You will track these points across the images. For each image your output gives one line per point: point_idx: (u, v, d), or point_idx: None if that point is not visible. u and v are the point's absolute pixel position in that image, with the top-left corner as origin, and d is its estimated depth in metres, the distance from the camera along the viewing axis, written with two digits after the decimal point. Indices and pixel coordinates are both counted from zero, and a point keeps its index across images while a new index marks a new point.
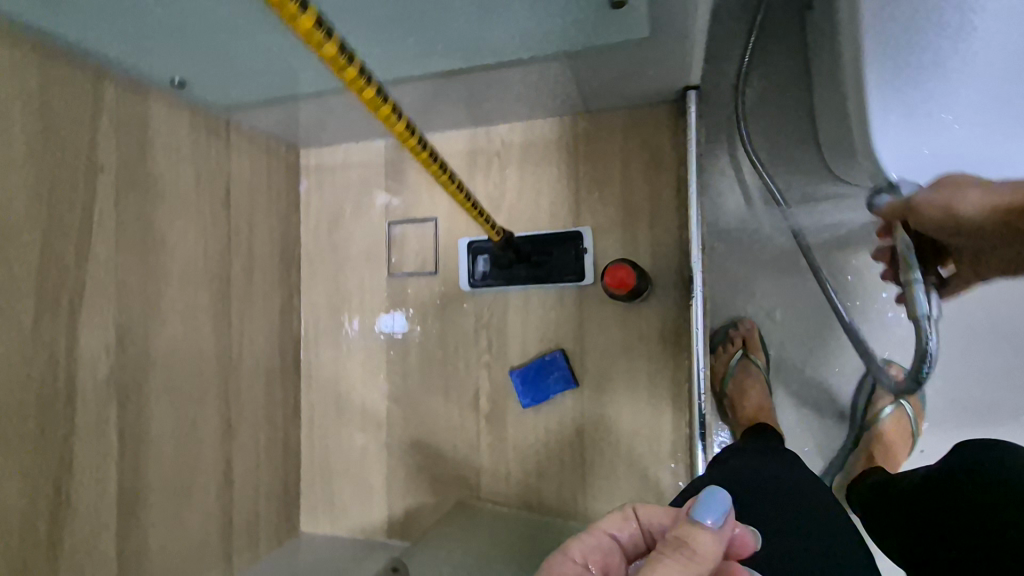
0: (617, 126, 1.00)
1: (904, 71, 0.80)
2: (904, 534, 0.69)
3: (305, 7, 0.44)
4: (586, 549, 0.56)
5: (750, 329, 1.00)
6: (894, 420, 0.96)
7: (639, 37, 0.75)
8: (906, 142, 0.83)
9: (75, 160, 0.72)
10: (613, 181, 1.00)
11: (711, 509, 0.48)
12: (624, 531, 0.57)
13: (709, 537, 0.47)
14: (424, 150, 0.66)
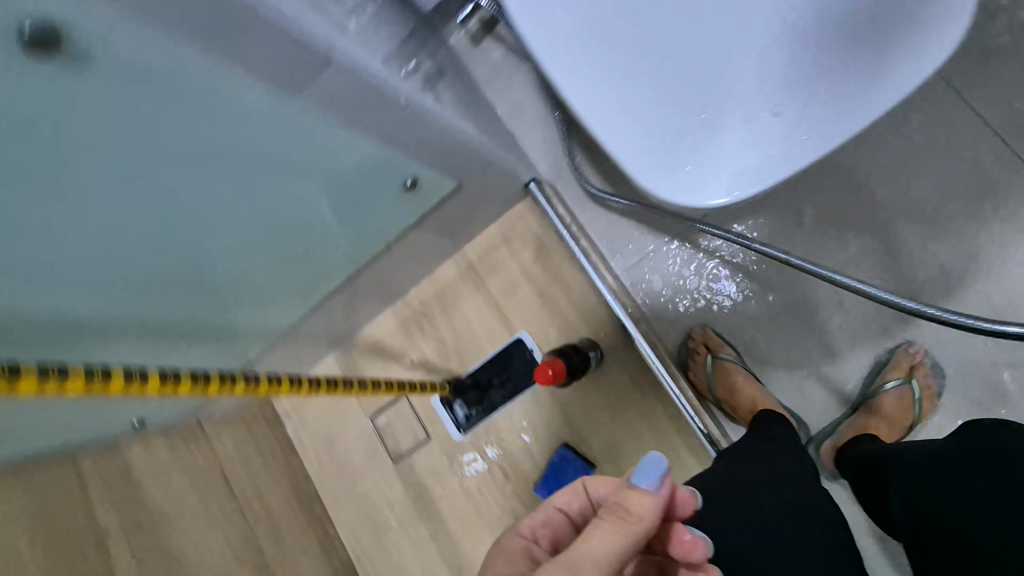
0: (497, 238, 1.11)
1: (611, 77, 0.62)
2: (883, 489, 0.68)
3: (147, 376, 0.52)
4: (538, 523, 0.60)
5: (706, 331, 1.00)
6: (897, 399, 0.89)
7: (451, 186, 0.88)
8: (660, 165, 0.61)
9: (82, 539, 0.81)
10: (520, 281, 1.09)
11: (648, 473, 0.51)
12: (573, 504, 0.61)
13: (645, 499, 0.51)
14: (321, 384, 0.75)
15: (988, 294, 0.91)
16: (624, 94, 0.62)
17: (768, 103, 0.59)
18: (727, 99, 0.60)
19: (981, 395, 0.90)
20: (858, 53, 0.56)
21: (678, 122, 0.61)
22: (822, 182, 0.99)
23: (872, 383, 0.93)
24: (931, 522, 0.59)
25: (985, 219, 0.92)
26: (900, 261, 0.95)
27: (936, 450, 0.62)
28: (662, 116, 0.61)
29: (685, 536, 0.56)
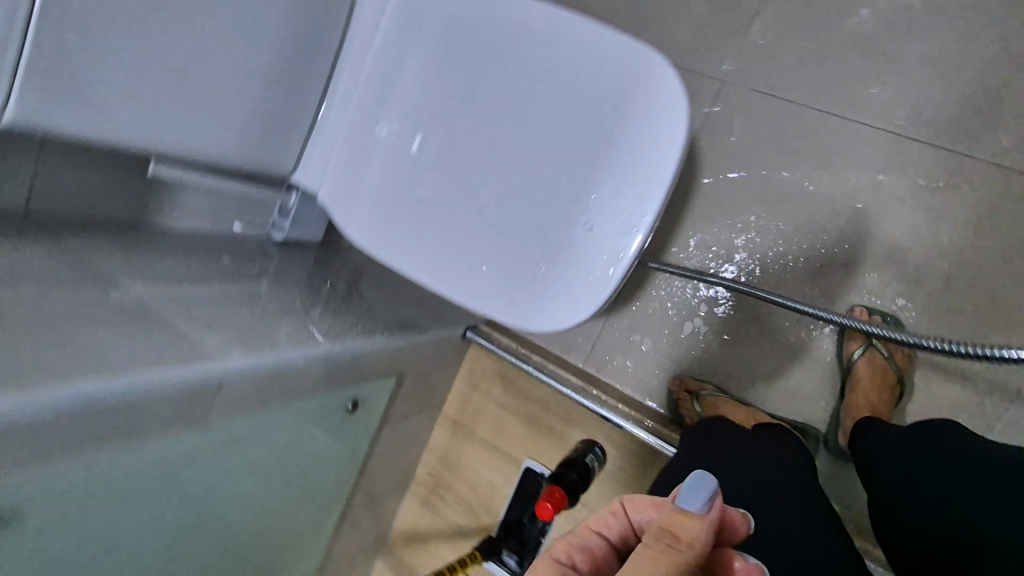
0: (465, 388, 1.18)
1: (464, 208, 0.73)
2: (888, 480, 0.63)
3: None
4: (574, 548, 0.44)
5: (680, 376, 1.03)
6: (870, 365, 0.90)
7: (389, 376, 0.97)
8: (515, 272, 0.70)
9: None
10: (502, 416, 1.14)
11: (696, 492, 0.40)
12: (611, 525, 0.46)
13: (694, 527, 0.38)
14: None
15: (895, 234, 0.91)
16: (452, 275, 0.73)
17: (558, 243, 0.68)
18: (529, 248, 0.69)
19: (954, 320, 0.88)
20: (608, 179, 0.65)
21: (500, 282, 0.71)
22: (702, 203, 1.02)
23: (842, 357, 0.94)
24: (915, 519, 0.58)
25: (859, 164, 0.93)
26: (801, 242, 0.96)
27: (932, 437, 0.63)
28: (487, 282, 0.72)
29: (737, 565, 0.40)
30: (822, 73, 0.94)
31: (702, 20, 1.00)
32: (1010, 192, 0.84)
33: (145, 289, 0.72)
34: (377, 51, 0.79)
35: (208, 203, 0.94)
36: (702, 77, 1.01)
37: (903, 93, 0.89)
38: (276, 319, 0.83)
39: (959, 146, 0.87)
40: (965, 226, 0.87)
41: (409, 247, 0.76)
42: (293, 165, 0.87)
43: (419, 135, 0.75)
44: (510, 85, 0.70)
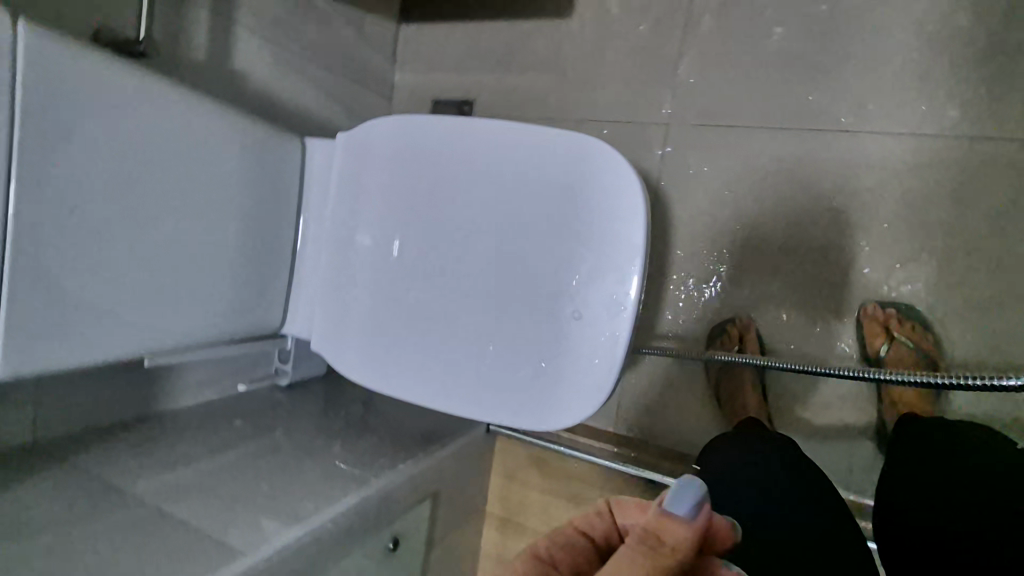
0: (503, 482, 1.15)
1: (454, 303, 0.75)
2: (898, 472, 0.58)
3: None
4: (553, 545, 0.34)
5: (748, 324, 0.96)
6: (899, 361, 0.85)
7: (422, 501, 0.95)
8: (517, 360, 0.73)
9: None
10: (546, 503, 1.10)
11: (681, 495, 0.30)
12: (597, 527, 0.35)
13: (680, 532, 0.29)
14: None
15: (878, 226, 0.90)
16: (457, 392, 0.75)
17: (552, 338, 0.71)
18: (526, 350, 0.72)
19: (968, 298, 0.86)
20: (585, 269, 0.69)
21: (506, 388, 0.73)
22: (682, 242, 1.02)
23: (865, 354, 0.89)
24: (906, 524, 0.53)
25: (823, 168, 0.93)
26: (790, 256, 0.95)
27: (943, 431, 0.59)
28: (493, 390, 0.74)
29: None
30: (757, 93, 0.96)
31: (631, 73, 1.04)
32: (972, 161, 0.85)
33: (165, 487, 0.73)
34: (338, 197, 0.84)
35: (208, 372, 0.95)
36: (647, 124, 1.03)
37: (839, 93, 0.91)
38: (299, 475, 0.83)
39: (910, 129, 0.88)
40: (941, 203, 0.86)
41: (409, 374, 0.78)
42: (281, 317, 0.91)
43: (398, 239, 0.78)
44: (474, 180, 0.74)
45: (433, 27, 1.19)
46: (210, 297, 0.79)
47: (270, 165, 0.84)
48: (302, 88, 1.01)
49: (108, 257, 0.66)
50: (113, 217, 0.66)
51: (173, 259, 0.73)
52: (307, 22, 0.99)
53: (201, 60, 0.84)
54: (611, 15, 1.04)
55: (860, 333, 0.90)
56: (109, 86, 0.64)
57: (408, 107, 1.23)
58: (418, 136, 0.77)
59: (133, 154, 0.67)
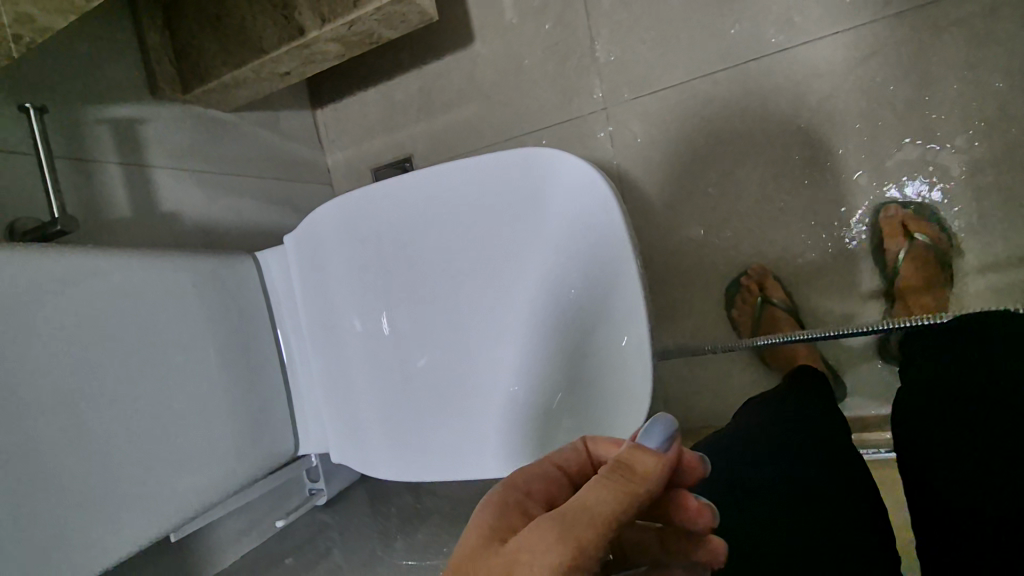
0: None
1: (461, 358, 0.71)
2: (938, 396, 0.50)
3: None
4: (533, 476, 0.37)
5: (763, 271, 0.90)
6: (915, 267, 0.81)
7: None
8: (545, 394, 0.68)
9: None
10: None
11: (655, 431, 0.34)
12: (573, 459, 0.39)
13: (651, 460, 0.32)
14: None
15: (848, 130, 0.86)
16: (494, 453, 0.70)
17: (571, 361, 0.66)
18: (549, 384, 0.67)
19: (966, 166, 0.81)
20: (579, 282, 0.65)
21: (543, 430, 0.68)
22: (661, 214, 0.98)
23: (883, 264, 0.85)
24: (921, 458, 0.49)
25: (772, 93, 0.89)
26: (776, 189, 0.91)
27: (971, 350, 0.51)
28: (529, 438, 0.69)
29: (690, 503, 0.36)
30: (680, 46, 0.93)
31: (551, 73, 1.01)
32: (916, 34, 0.81)
33: None
34: (307, 300, 0.80)
35: (241, 521, 0.89)
36: (584, 114, 1.00)
37: (759, 16, 0.88)
38: None
39: (842, 25, 0.85)
40: (903, 85, 0.83)
41: (440, 453, 0.73)
42: (295, 441, 0.86)
43: (384, 314, 0.74)
44: (436, 228, 0.70)
45: (346, 100, 1.17)
46: (215, 449, 0.74)
47: (231, 292, 0.80)
48: (239, 204, 0.98)
49: (90, 449, 0.61)
50: (82, 406, 0.61)
51: (162, 426, 0.68)
52: (220, 140, 0.97)
53: (126, 214, 0.80)
54: (511, 26, 1.02)
55: (877, 237, 0.85)
56: (35, 275, 0.60)
57: (351, 183, 1.20)
58: (364, 209, 0.73)
59: (83, 335, 0.62)
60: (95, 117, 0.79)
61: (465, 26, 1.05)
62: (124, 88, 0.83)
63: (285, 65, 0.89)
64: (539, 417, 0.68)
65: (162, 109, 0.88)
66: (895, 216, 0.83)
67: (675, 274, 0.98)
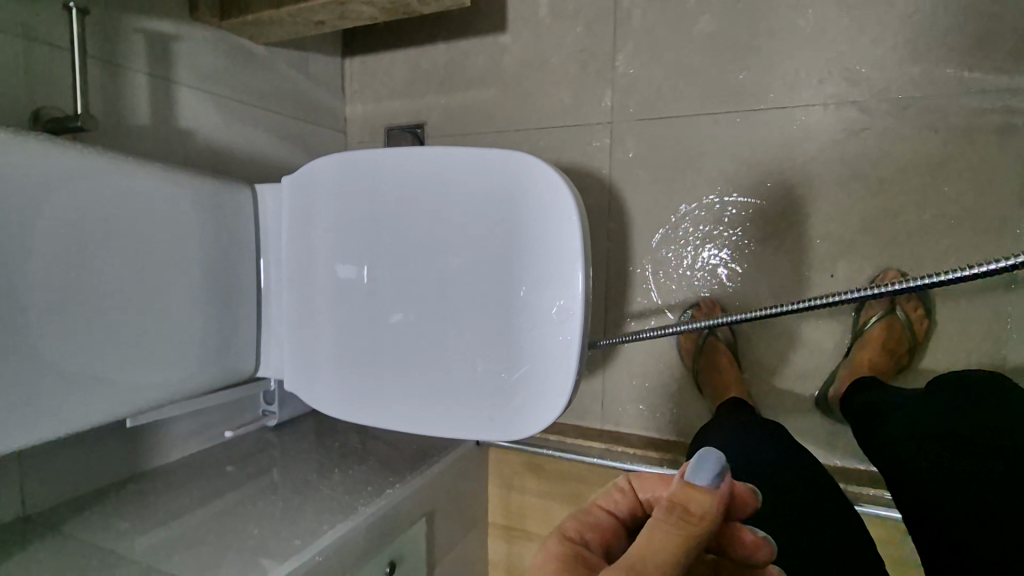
0: (501, 488, 1.18)
1: (420, 323, 0.77)
2: (913, 447, 0.54)
3: None
4: (585, 527, 0.35)
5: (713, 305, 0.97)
6: (884, 328, 0.88)
7: (419, 520, 0.97)
8: (486, 373, 0.75)
9: None
10: (542, 504, 1.13)
11: (705, 467, 0.33)
12: (620, 504, 0.37)
13: (706, 500, 0.31)
14: None
15: (823, 196, 0.91)
16: (427, 413, 0.78)
17: (510, 349, 0.73)
18: (487, 364, 0.75)
19: (918, 252, 0.87)
20: (535, 278, 0.71)
21: (472, 402, 0.76)
22: (638, 232, 1.04)
23: (856, 323, 0.92)
24: (906, 508, 0.52)
25: (764, 145, 0.94)
26: (745, 233, 0.96)
27: (937, 405, 0.55)
28: (461, 406, 0.76)
29: (746, 538, 0.34)
30: (692, 80, 0.98)
31: (569, 77, 1.06)
32: (907, 121, 0.86)
33: (161, 544, 0.75)
34: (292, 238, 0.87)
35: (194, 423, 0.97)
36: (590, 123, 1.05)
37: (770, 70, 0.93)
38: (292, 513, 0.85)
39: (842, 98, 0.90)
40: (882, 165, 0.88)
41: (379, 401, 0.80)
42: (255, 362, 0.93)
43: (361, 267, 0.80)
44: (421, 200, 0.76)
45: (375, 56, 1.22)
46: (180, 353, 0.80)
47: (225, 215, 0.86)
48: (253, 134, 1.04)
49: (71, 328, 0.67)
50: (74, 290, 0.67)
51: (136, 323, 0.74)
52: (247, 70, 1.02)
53: (144, 122, 0.86)
54: (543, 24, 1.06)
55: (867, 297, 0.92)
56: (48, 164, 0.64)
57: (364, 137, 1.25)
58: (361, 169, 0.79)
59: (85, 223, 0.68)
60: (133, 26, 0.84)
61: (500, 12, 1.09)
62: (164, 3, 0.87)
63: (320, 15, 0.93)
64: (479, 391, 0.75)
65: (197, 31, 0.93)
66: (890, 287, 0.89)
67: (637, 289, 1.05)
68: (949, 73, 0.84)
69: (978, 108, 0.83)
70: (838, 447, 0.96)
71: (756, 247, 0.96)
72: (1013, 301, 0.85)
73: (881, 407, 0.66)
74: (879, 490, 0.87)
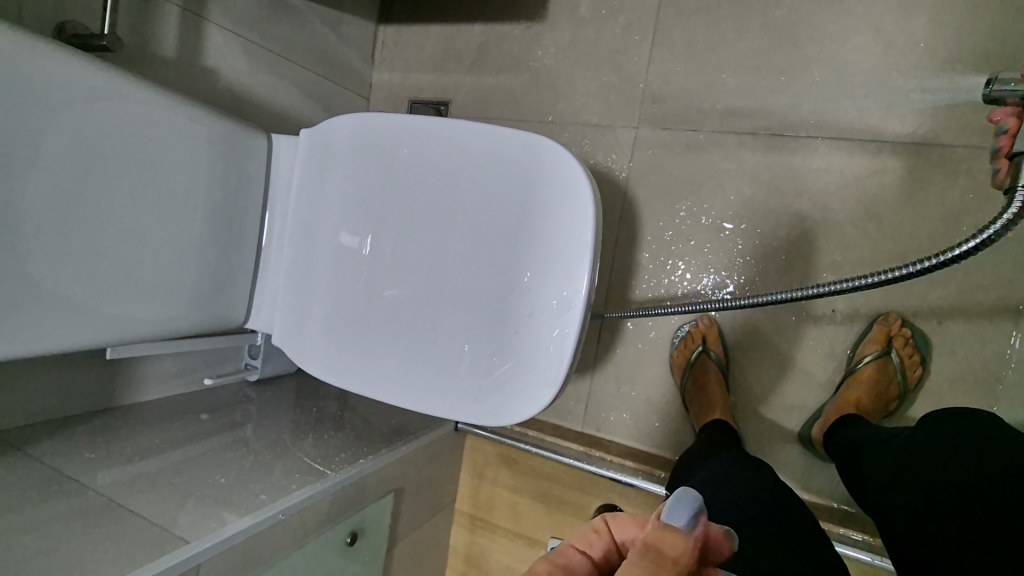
0: (472, 476, 1.17)
1: (415, 298, 0.77)
2: (901, 494, 0.53)
3: None
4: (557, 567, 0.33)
5: (711, 323, 1.00)
6: (874, 371, 0.87)
7: (387, 494, 0.96)
8: (476, 357, 0.74)
9: None
10: (512, 498, 1.12)
11: (681, 508, 0.34)
12: (595, 545, 0.36)
13: (680, 543, 0.32)
14: None
15: (836, 231, 0.91)
16: (412, 389, 0.77)
17: (504, 337, 0.73)
18: (479, 348, 0.74)
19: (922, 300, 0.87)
20: (539, 268, 0.71)
21: (459, 384, 0.75)
22: (647, 241, 1.03)
23: (850, 360, 0.92)
24: (901, 559, 0.50)
25: (785, 172, 0.94)
26: (753, 258, 0.96)
27: (925, 451, 0.54)
28: (448, 388, 0.75)
29: None
30: (724, 96, 0.97)
31: (602, 76, 1.05)
32: (930, 170, 0.86)
33: (123, 481, 0.73)
34: (301, 194, 0.85)
35: (175, 365, 0.96)
36: (615, 125, 1.04)
37: (801, 98, 0.93)
38: (261, 469, 0.84)
39: (870, 136, 0.89)
40: (898, 209, 0.88)
41: (366, 371, 0.79)
42: (245, 312, 0.92)
43: (366, 232, 0.79)
44: (435, 174, 0.75)
45: (411, 27, 1.21)
46: (171, 294, 0.79)
47: (237, 161, 0.85)
48: (276, 85, 1.02)
49: (63, 252, 0.66)
50: (71, 215, 0.66)
51: (131, 258, 0.73)
52: (280, 19, 1.00)
53: (170, 55, 0.84)
54: (584, 20, 1.06)
55: (865, 336, 0.91)
56: (67, 79, 0.63)
57: (387, 107, 1.24)
58: (381, 134, 0.78)
59: (92, 148, 0.66)
60: None
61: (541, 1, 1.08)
62: None
63: None
64: (467, 375, 0.74)
65: None
66: (888, 329, 0.88)
67: (638, 297, 1.04)
68: (980, 126, 0.84)
69: None
70: (812, 481, 0.96)
71: (762, 270, 0.95)
72: (1006, 361, 0.85)
73: (866, 446, 0.65)
74: (849, 531, 0.86)
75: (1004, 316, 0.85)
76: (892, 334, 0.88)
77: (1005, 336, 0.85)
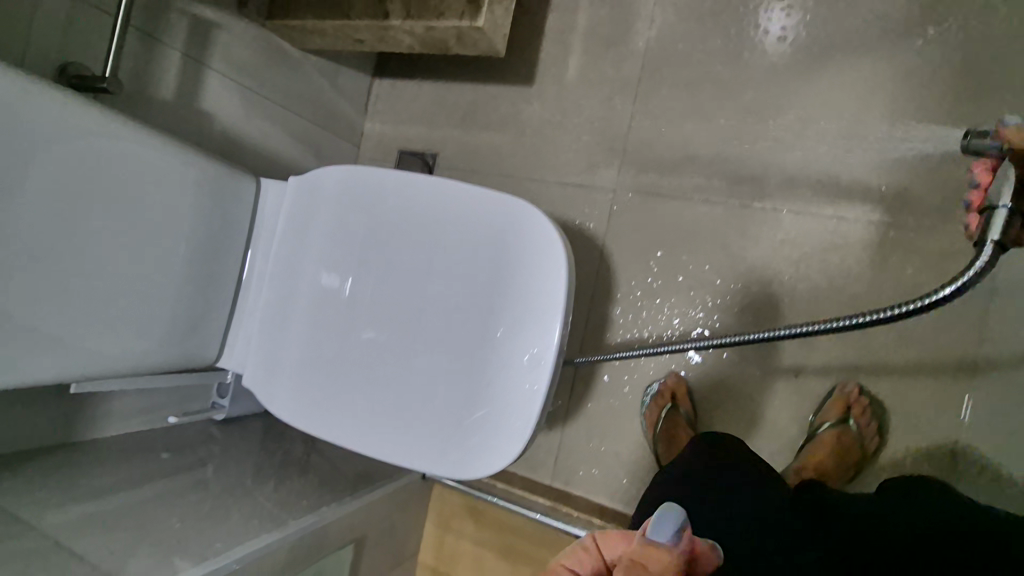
0: (438, 527, 1.14)
1: (390, 345, 0.78)
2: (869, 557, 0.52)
3: None
4: None
5: (678, 380, 1.02)
6: (834, 435, 0.89)
7: (348, 545, 0.94)
8: (445, 406, 0.75)
9: None
10: (476, 552, 1.10)
11: (667, 525, 0.44)
12: (587, 561, 0.46)
13: (664, 556, 0.43)
14: None
15: (799, 298, 0.96)
16: (380, 437, 0.77)
17: (475, 388, 0.74)
18: (450, 398, 0.75)
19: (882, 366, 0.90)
20: (512, 322, 0.73)
21: (428, 434, 0.75)
22: (621, 298, 1.06)
23: (812, 424, 0.94)
24: None
25: (753, 240, 0.99)
26: (722, 319, 0.99)
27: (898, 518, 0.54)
28: (417, 437, 0.75)
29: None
30: (697, 166, 1.03)
31: (584, 139, 1.11)
32: (885, 246, 0.92)
33: (72, 522, 0.70)
34: (284, 236, 0.87)
35: (139, 402, 0.94)
36: (594, 186, 1.09)
37: (767, 173, 0.99)
38: (219, 514, 0.81)
39: (830, 212, 0.95)
40: (856, 281, 0.93)
41: (336, 416, 0.79)
42: (218, 350, 0.91)
43: (345, 277, 0.81)
44: (416, 226, 0.78)
45: (404, 82, 1.26)
46: (145, 330, 0.79)
47: (224, 201, 0.86)
48: (270, 130, 1.06)
49: (39, 284, 0.66)
50: (51, 247, 0.66)
51: (108, 292, 0.73)
52: (279, 68, 1.05)
53: (168, 97, 0.87)
54: (569, 87, 1.12)
55: (826, 401, 0.94)
56: (63, 117, 0.65)
57: (376, 155, 1.28)
58: (367, 184, 0.81)
59: (80, 184, 0.68)
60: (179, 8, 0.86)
61: (530, 66, 1.15)
62: None
63: (361, 34, 0.99)
64: (437, 425, 0.75)
65: (240, 25, 0.97)
66: (846, 396, 0.92)
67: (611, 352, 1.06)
68: (928, 209, 0.90)
69: (949, 246, 0.89)
70: None
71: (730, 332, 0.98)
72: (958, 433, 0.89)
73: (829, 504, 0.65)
74: None
75: (955, 388, 0.89)
76: (851, 401, 0.91)
77: (955, 408, 0.89)
